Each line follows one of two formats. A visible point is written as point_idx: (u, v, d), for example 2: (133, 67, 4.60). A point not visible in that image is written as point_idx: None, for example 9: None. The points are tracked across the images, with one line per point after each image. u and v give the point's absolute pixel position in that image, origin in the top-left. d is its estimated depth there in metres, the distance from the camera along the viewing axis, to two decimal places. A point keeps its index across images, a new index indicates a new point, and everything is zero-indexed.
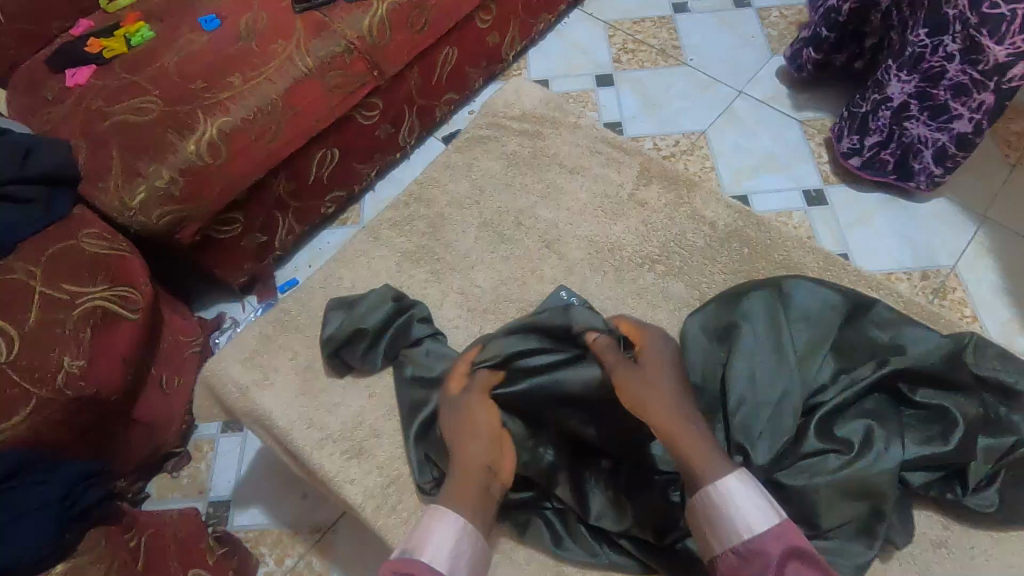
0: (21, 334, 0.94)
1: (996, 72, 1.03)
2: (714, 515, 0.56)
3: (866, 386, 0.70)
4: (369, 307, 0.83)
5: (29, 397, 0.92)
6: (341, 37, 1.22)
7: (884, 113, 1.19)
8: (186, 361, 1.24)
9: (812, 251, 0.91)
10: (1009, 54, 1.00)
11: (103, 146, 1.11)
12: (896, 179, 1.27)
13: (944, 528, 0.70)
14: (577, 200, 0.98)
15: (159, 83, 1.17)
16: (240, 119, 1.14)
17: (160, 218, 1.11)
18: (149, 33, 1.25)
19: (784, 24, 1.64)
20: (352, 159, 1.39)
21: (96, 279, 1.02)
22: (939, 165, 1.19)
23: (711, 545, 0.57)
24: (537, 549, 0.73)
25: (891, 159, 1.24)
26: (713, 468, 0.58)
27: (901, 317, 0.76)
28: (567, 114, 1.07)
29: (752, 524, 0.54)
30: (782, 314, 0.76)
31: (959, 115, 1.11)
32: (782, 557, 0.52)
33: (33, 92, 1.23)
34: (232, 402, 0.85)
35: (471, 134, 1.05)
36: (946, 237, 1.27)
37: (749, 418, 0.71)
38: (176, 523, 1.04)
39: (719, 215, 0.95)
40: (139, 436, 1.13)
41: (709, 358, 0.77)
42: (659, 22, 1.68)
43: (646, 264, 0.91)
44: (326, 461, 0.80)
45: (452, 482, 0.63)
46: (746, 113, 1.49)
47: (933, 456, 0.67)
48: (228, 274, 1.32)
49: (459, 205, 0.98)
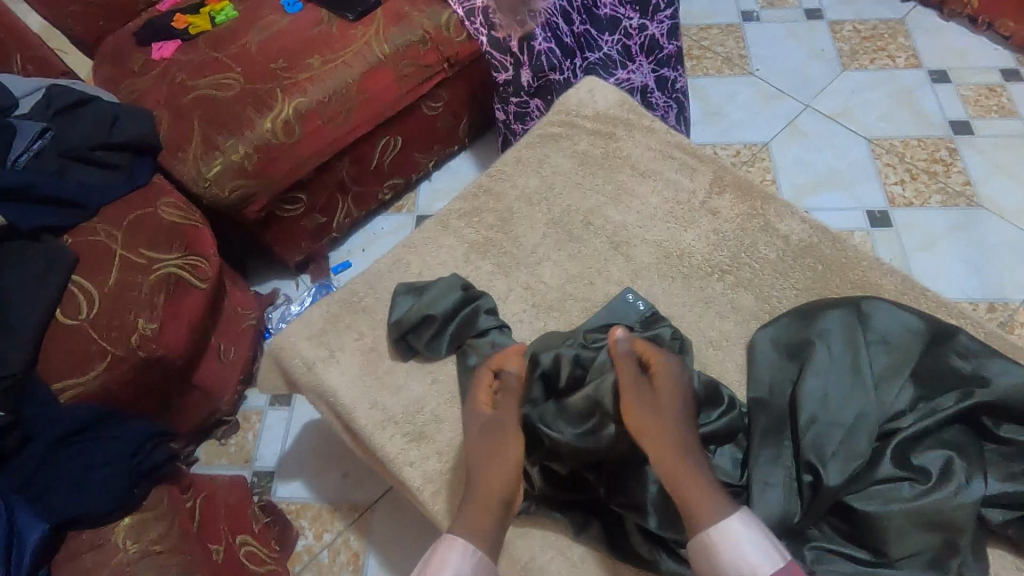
0: (101, 294, 0.99)
1: (587, 35, 1.37)
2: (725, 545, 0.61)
3: (947, 417, 0.68)
4: (438, 295, 0.86)
5: (106, 354, 0.96)
6: (418, 27, 1.23)
7: (586, 15, 1.37)
8: (243, 334, 1.27)
9: (889, 273, 0.87)
10: (583, 29, 1.36)
11: (185, 119, 1.15)
12: (595, 65, 1.38)
13: (1019, 570, 0.67)
14: (647, 204, 0.97)
15: (241, 60, 1.20)
16: (314, 101, 1.17)
17: (232, 191, 1.15)
18: (233, 12, 1.28)
19: (857, 38, 1.63)
20: (412, 148, 1.40)
21: (171, 246, 1.06)
22: (565, 57, 1.33)
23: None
24: (592, 548, 0.74)
25: (563, 39, 1.33)
26: (720, 508, 0.62)
27: (984, 348, 0.73)
28: (641, 115, 1.05)
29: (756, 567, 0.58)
30: (860, 334, 0.75)
31: (568, 31, 1.34)
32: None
33: (119, 63, 1.27)
34: (299, 376, 0.87)
35: (542, 131, 1.05)
36: (1016, 271, 1.29)
37: (821, 438, 0.70)
38: (227, 489, 1.10)
39: (793, 230, 0.93)
40: (196, 401, 1.17)
41: (778, 373, 0.77)
42: (727, 31, 1.68)
43: (715, 273, 0.90)
44: (386, 442, 0.81)
45: (475, 500, 0.69)
46: (811, 127, 1.51)
47: (1017, 494, 0.65)
48: (285, 250, 1.35)
49: (528, 201, 0.99)
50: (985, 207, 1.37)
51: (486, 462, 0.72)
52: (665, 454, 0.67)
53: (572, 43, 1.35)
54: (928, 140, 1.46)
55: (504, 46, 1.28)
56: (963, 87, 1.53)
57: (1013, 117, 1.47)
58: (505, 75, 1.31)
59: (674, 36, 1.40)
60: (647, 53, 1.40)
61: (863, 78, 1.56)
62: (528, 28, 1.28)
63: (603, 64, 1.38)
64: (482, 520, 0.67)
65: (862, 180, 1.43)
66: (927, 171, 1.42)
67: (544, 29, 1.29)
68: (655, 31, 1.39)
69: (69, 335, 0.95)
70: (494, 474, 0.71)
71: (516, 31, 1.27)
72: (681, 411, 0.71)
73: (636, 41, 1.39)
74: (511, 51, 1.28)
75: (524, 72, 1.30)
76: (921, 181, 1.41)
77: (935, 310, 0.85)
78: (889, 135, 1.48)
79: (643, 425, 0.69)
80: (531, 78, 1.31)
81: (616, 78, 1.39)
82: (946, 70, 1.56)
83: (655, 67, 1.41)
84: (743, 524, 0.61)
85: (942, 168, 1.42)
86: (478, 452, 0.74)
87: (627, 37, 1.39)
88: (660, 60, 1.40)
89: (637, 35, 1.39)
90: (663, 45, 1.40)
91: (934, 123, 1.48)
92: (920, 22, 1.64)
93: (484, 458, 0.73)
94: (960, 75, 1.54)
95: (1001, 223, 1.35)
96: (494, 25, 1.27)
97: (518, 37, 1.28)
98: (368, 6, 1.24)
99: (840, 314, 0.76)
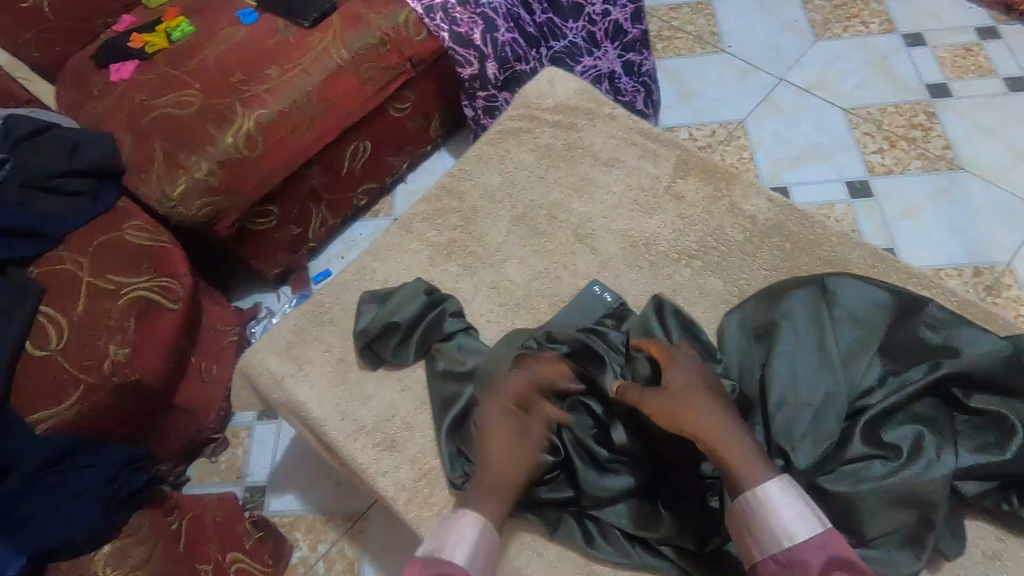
0: (70, 322, 0.98)
1: (550, 27, 1.35)
2: (757, 523, 0.58)
3: (916, 390, 0.67)
4: (402, 301, 0.85)
5: (78, 382, 0.96)
6: (376, 30, 1.22)
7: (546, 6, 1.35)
8: (224, 350, 1.27)
9: (859, 247, 0.86)
10: (545, 19, 1.35)
11: (146, 140, 1.14)
12: (563, 57, 1.36)
13: (999, 540, 0.67)
14: (611, 194, 0.96)
15: (199, 76, 1.18)
16: (275, 111, 1.16)
17: (199, 209, 1.14)
18: (189, 27, 1.26)
19: (829, 7, 1.60)
20: (384, 152, 1.39)
21: (139, 269, 1.05)
22: (531, 48, 1.32)
23: (751, 552, 0.58)
24: (568, 547, 0.73)
25: (530, 30, 1.32)
26: (756, 476, 0.60)
27: (954, 317, 0.72)
28: (602, 104, 1.03)
29: (792, 532, 0.56)
30: (826, 313, 0.73)
31: (530, 23, 1.32)
32: (826, 566, 0.54)
33: (79, 88, 1.26)
34: (269, 392, 0.87)
35: (504, 126, 1.03)
36: (1000, 232, 1.28)
37: (790, 420, 0.69)
38: (212, 507, 1.07)
39: (760, 209, 0.91)
40: (180, 422, 1.17)
41: (747, 357, 0.75)
42: (696, 9, 1.66)
43: (683, 259, 0.89)
44: (358, 453, 0.81)
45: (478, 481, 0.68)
46: (786, 101, 1.49)
47: (988, 465, 0.64)
48: (261, 264, 1.34)
49: (492, 199, 0.97)
50: (966, 169, 1.35)
51: (503, 446, 0.70)
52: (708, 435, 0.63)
53: (537, 35, 1.34)
54: (906, 106, 1.44)
55: (466, 40, 1.27)
56: (938, 49, 1.50)
57: (991, 76, 1.45)
58: (470, 70, 1.29)
59: (637, 19, 1.37)
60: (613, 38, 1.37)
61: (837, 47, 1.54)
62: (489, 20, 1.26)
63: (573, 52, 1.36)
64: (491, 501, 0.66)
65: (841, 152, 1.41)
66: (906, 137, 1.40)
67: (505, 19, 1.28)
68: (618, 15, 1.36)
69: (41, 367, 0.95)
70: (506, 456, 0.69)
71: (478, 23, 1.26)
72: (702, 384, 0.68)
73: (600, 28, 1.37)
74: (474, 45, 1.27)
75: (489, 65, 1.29)
76: (901, 147, 1.39)
77: (905, 282, 0.84)
78: (866, 103, 1.46)
79: (675, 409, 0.65)
80: (496, 70, 1.29)
81: (580, 66, 1.37)
82: (920, 32, 1.53)
83: (620, 52, 1.38)
84: (783, 489, 0.59)
85: (921, 133, 1.40)
86: (495, 433, 0.71)
87: (592, 23, 1.36)
88: (625, 45, 1.37)
89: (601, 21, 1.36)
90: (627, 29, 1.36)
91: (911, 88, 1.46)
92: None
93: (503, 440, 0.70)
94: (935, 37, 1.52)
95: (983, 185, 1.33)
96: (456, 20, 1.26)
97: (480, 30, 1.26)
98: (322, 11, 1.22)
99: (806, 293, 0.75)
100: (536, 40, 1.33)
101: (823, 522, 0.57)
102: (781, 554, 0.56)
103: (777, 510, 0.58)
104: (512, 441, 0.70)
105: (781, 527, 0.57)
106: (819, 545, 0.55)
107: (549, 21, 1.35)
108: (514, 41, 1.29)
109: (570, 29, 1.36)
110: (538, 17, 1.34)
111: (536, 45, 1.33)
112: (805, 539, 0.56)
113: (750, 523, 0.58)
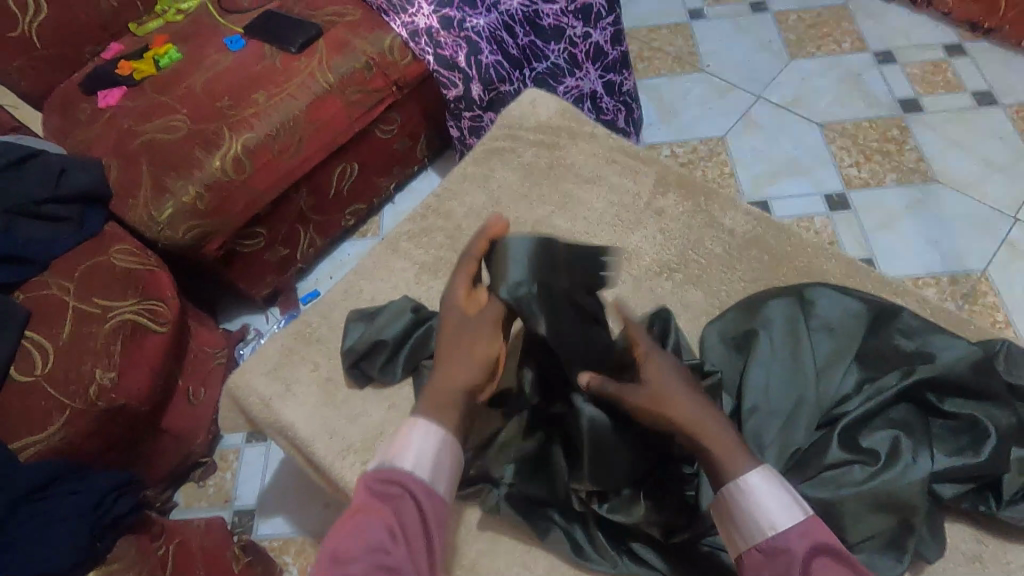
0: (55, 346, 0.98)
1: (532, 49, 1.36)
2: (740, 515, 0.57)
3: (892, 396, 0.69)
4: (389, 319, 0.86)
5: (64, 408, 0.95)
6: (362, 55, 1.24)
7: (528, 27, 1.34)
8: (212, 372, 1.26)
9: (835, 258, 0.89)
10: (527, 40, 1.35)
11: (133, 165, 1.14)
12: (546, 78, 1.38)
13: (979, 542, 0.69)
14: (594, 210, 0.98)
15: (186, 101, 1.20)
16: (263, 135, 1.17)
17: (187, 231, 1.15)
18: (177, 54, 1.28)
19: (802, 27, 1.66)
20: (371, 173, 1.41)
21: (126, 292, 1.06)
22: (514, 70, 1.34)
23: (736, 542, 0.58)
24: (555, 553, 0.74)
25: (512, 51, 1.33)
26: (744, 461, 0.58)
27: (926, 324, 0.74)
28: (583, 123, 1.06)
29: (775, 521, 0.55)
30: (803, 322, 0.75)
31: (511, 44, 1.32)
32: (809, 555, 0.53)
33: (67, 114, 1.27)
34: (257, 413, 0.87)
35: (488, 146, 1.06)
36: (974, 241, 1.31)
37: (769, 428, 0.70)
38: (200, 533, 1.06)
39: (738, 222, 0.94)
40: (167, 446, 1.16)
41: (727, 367, 0.77)
42: (675, 30, 1.71)
43: (664, 273, 0.91)
44: (347, 472, 0.81)
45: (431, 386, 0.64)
46: (764, 118, 1.53)
47: (964, 468, 0.66)
48: (250, 286, 1.34)
49: (477, 217, 0.99)
50: (939, 181, 1.39)
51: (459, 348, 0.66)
52: (697, 409, 0.60)
53: (518, 56, 1.34)
54: (879, 121, 1.48)
55: (450, 63, 1.30)
56: (908, 66, 1.56)
57: (960, 91, 1.50)
58: (456, 91, 1.33)
59: (617, 41, 1.41)
60: (593, 59, 1.40)
61: (811, 66, 1.59)
62: (473, 43, 1.28)
63: (555, 74, 1.37)
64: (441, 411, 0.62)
65: (819, 166, 1.45)
66: (880, 151, 1.44)
67: (489, 42, 1.29)
68: (599, 38, 1.38)
69: (26, 393, 0.94)
70: (455, 369, 0.64)
71: (461, 47, 1.28)
72: None
73: (582, 49, 1.38)
74: (458, 67, 1.30)
75: (474, 86, 1.31)
76: (876, 161, 1.43)
77: (880, 290, 0.86)
78: (841, 118, 1.50)
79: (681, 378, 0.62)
80: (481, 91, 1.32)
81: (563, 86, 1.40)
82: (891, 50, 1.59)
83: (601, 72, 1.41)
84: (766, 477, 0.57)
85: (895, 147, 1.44)
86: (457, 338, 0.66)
87: (573, 45, 1.37)
88: (606, 66, 1.41)
89: (582, 43, 1.38)
90: (607, 52, 1.40)
91: (883, 103, 1.51)
92: (861, 5, 1.68)
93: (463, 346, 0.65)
94: (905, 54, 1.57)
95: (955, 196, 1.37)
96: (440, 44, 1.28)
97: (463, 54, 1.29)
98: (308, 37, 1.24)
99: (784, 303, 0.76)
100: (518, 62, 1.34)
101: (805, 509, 0.56)
102: (764, 544, 0.55)
103: (759, 500, 0.56)
104: (464, 342, 0.66)
105: (765, 519, 0.56)
106: (801, 533, 0.55)
107: (532, 43, 1.35)
108: (497, 65, 1.31)
109: (552, 51, 1.37)
110: (520, 38, 1.34)
111: (519, 67, 1.33)
112: (787, 527, 0.55)
113: (733, 514, 0.57)
